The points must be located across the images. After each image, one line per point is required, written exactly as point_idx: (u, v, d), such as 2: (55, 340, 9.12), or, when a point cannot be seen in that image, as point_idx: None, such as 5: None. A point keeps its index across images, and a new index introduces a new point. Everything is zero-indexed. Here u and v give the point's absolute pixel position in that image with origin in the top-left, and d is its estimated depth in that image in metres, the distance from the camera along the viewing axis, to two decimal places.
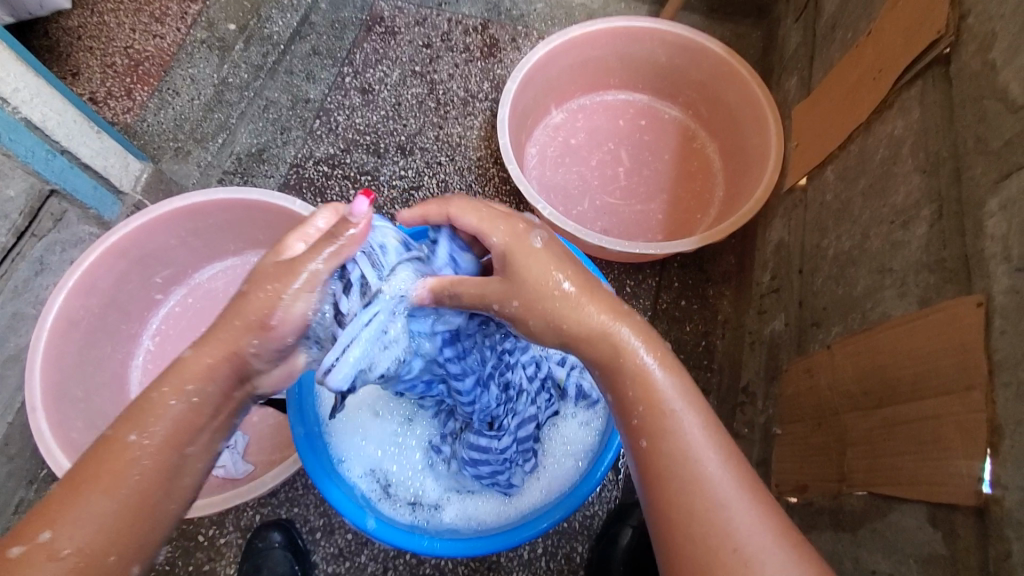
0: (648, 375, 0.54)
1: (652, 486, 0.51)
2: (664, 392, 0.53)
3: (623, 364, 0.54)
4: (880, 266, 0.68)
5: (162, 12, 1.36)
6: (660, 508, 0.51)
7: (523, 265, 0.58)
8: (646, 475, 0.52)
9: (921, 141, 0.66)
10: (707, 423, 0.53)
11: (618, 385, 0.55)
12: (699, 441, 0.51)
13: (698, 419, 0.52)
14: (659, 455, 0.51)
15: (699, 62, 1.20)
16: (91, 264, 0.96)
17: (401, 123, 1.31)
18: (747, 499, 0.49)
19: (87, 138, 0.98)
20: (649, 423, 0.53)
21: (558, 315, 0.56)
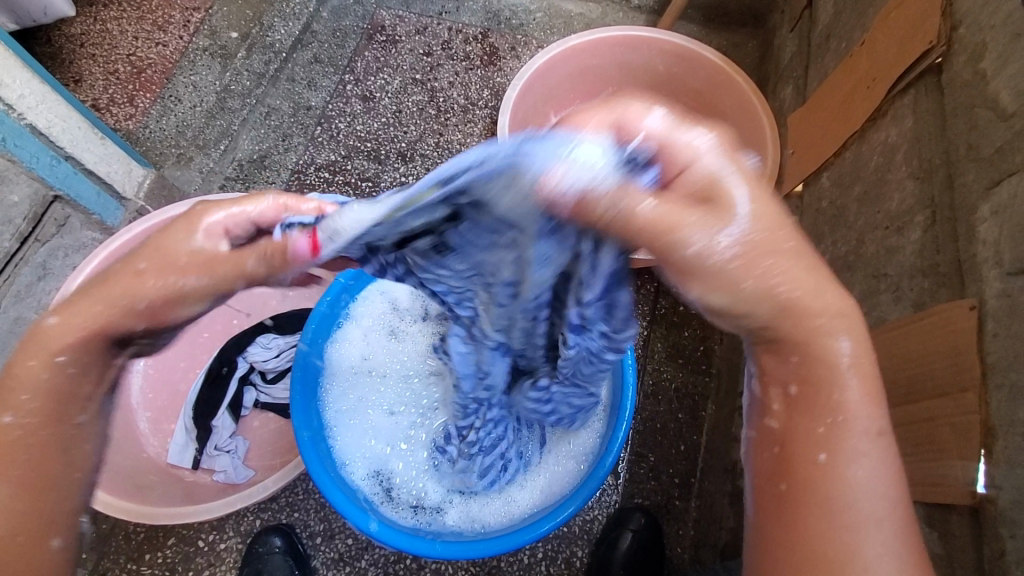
0: (846, 383, 0.44)
1: (804, 511, 0.43)
2: (858, 413, 0.44)
3: (829, 367, 0.44)
4: (876, 271, 0.69)
5: (165, 20, 1.38)
6: (791, 533, 0.44)
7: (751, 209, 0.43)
8: (799, 497, 0.44)
9: (914, 148, 0.68)
10: (889, 456, 0.43)
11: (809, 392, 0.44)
12: (873, 474, 0.43)
13: (890, 454, 0.44)
14: (832, 479, 0.43)
15: (696, 71, 1.21)
16: (94, 269, 0.96)
17: (402, 130, 1.32)
18: (902, 542, 0.42)
19: (91, 144, 0.99)
20: (834, 443, 0.43)
21: (782, 277, 0.42)
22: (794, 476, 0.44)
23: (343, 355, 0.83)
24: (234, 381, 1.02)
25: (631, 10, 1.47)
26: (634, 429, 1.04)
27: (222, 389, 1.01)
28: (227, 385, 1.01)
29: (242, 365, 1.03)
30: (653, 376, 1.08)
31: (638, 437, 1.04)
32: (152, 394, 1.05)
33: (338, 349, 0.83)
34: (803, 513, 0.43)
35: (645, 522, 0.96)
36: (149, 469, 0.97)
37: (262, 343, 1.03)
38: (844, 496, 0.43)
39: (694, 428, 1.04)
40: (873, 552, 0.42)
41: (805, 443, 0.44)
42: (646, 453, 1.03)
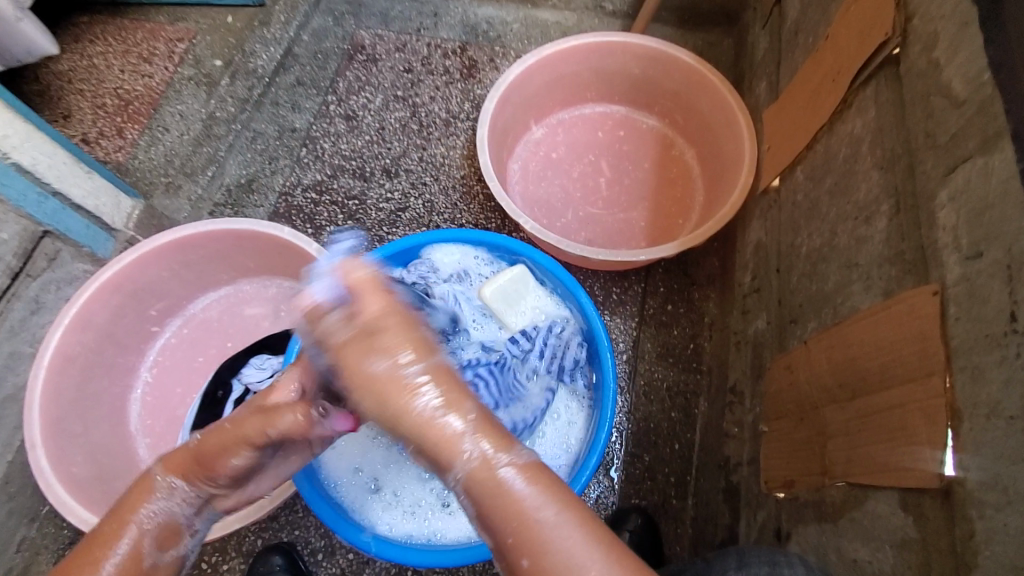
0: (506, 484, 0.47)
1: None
2: (530, 501, 0.46)
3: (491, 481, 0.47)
4: (848, 261, 0.70)
5: (150, 52, 1.41)
6: None
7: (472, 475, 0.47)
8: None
9: (878, 138, 0.69)
10: (580, 519, 0.47)
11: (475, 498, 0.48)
12: (570, 542, 0.45)
13: (573, 523, 0.46)
14: (541, 570, 0.44)
15: (671, 73, 1.23)
16: (87, 298, 0.98)
17: (386, 146, 1.34)
18: (609, 571, 0.45)
19: (77, 179, 1.00)
20: (522, 541, 0.45)
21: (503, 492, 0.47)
22: (524, 562, 0.45)
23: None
24: (229, 404, 1.03)
25: (606, 16, 1.48)
26: (627, 430, 1.04)
27: (217, 411, 1.02)
28: (223, 407, 1.03)
29: (237, 387, 1.04)
30: (645, 376, 1.08)
31: (632, 438, 1.04)
32: (151, 421, 1.06)
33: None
34: (501, 538, 0.46)
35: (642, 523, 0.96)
36: None
37: (257, 364, 1.05)
38: (526, 526, 0.45)
39: (688, 426, 1.04)
40: None
41: (509, 545, 0.46)
42: (642, 453, 1.03)
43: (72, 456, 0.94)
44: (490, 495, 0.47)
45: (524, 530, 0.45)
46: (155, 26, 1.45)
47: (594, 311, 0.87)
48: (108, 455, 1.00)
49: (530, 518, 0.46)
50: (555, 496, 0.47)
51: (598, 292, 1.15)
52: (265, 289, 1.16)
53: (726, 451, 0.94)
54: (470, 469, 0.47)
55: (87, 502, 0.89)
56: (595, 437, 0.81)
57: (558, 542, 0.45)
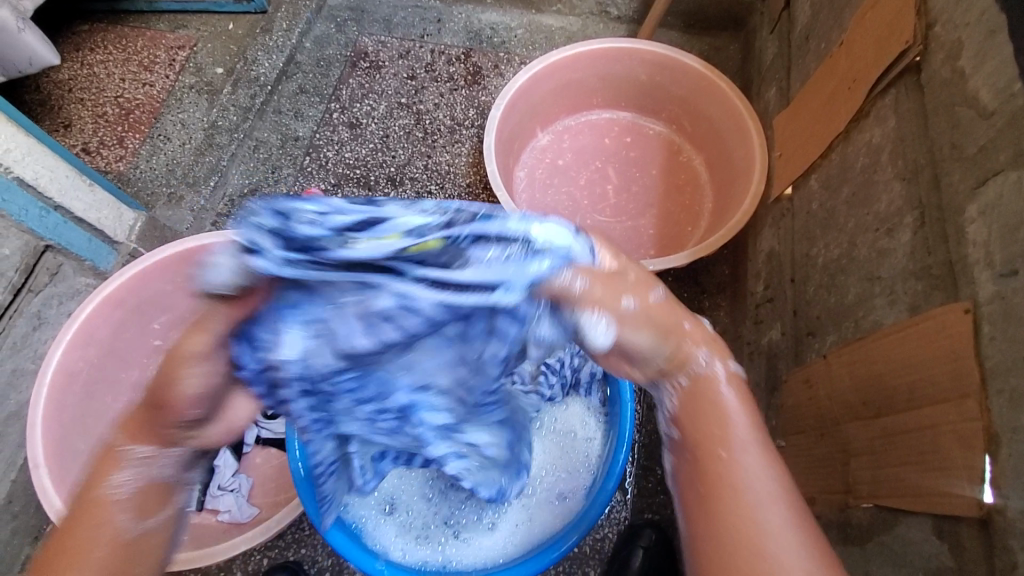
0: (721, 399, 0.60)
1: (704, 486, 0.55)
2: (734, 413, 0.59)
3: (712, 403, 0.59)
4: (869, 274, 0.68)
5: (150, 60, 1.40)
6: (698, 503, 0.55)
7: (702, 387, 0.60)
8: (703, 475, 0.56)
9: (899, 148, 0.67)
10: (768, 452, 0.55)
11: (693, 425, 0.59)
12: (750, 455, 0.55)
13: (763, 450, 0.55)
14: (721, 462, 0.55)
15: (679, 79, 1.22)
16: (89, 314, 0.96)
17: (390, 154, 1.32)
18: (787, 498, 0.52)
19: (79, 192, 0.99)
20: (717, 438, 0.57)
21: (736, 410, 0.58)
22: (706, 475, 0.55)
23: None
24: None
25: (611, 21, 1.47)
26: (639, 442, 1.03)
27: None
28: None
29: None
30: None
31: (644, 450, 1.02)
32: None
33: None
34: (693, 452, 0.58)
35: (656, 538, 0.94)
36: None
37: None
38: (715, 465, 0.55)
39: None
40: (772, 524, 0.51)
41: (709, 442, 0.57)
42: (655, 466, 1.01)
43: (76, 475, 0.92)
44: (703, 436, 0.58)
45: (710, 446, 0.57)
46: (156, 34, 1.44)
47: None
48: None
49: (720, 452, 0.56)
50: (751, 414, 0.59)
51: None
52: None
53: None
54: (685, 390, 0.61)
55: None
56: (612, 459, 0.80)
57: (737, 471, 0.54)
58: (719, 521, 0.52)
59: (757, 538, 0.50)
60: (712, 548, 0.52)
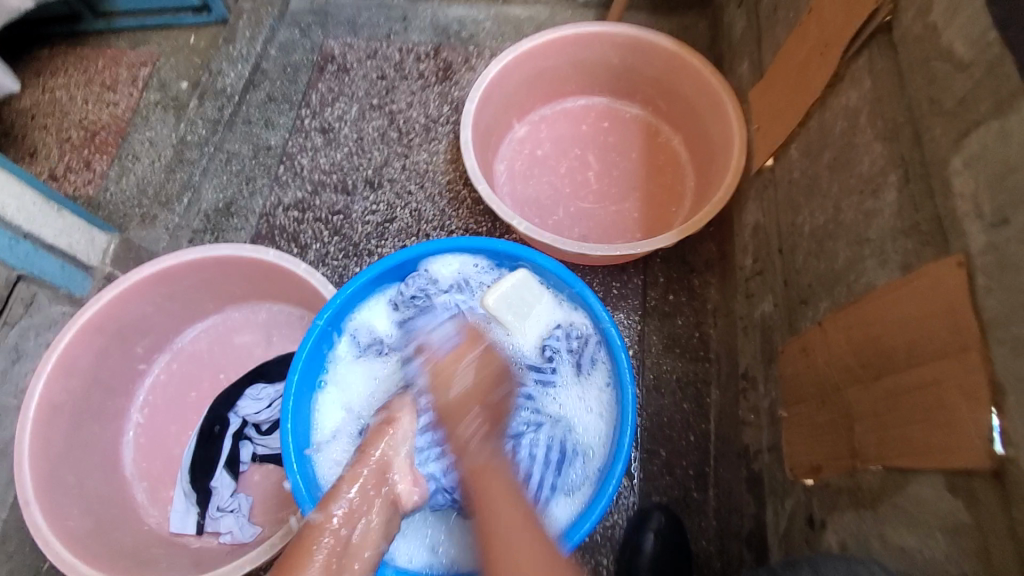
0: (886, 304, 0.60)
1: (914, 388, 0.56)
2: (888, 316, 0.59)
3: (886, 302, 0.60)
4: (858, 237, 0.68)
5: (113, 80, 1.36)
6: (913, 401, 0.56)
7: (881, 297, 0.61)
8: (907, 377, 0.57)
9: (877, 109, 0.67)
10: (910, 347, 0.56)
11: (884, 328, 0.60)
12: (917, 352, 0.55)
13: (913, 348, 0.56)
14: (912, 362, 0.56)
15: (651, 59, 1.22)
16: (68, 343, 0.93)
17: (366, 157, 1.30)
18: (935, 391, 0.53)
19: (48, 218, 0.95)
20: (901, 344, 0.58)
21: (889, 312, 0.59)
22: (910, 376, 0.56)
23: (329, 409, 0.87)
24: (228, 438, 1.00)
25: (579, 7, 1.46)
26: (641, 426, 1.02)
27: (216, 447, 0.98)
28: (221, 443, 0.99)
29: (234, 421, 1.01)
30: (653, 370, 1.06)
31: (646, 434, 1.02)
32: (147, 463, 1.01)
33: (322, 399, 0.87)
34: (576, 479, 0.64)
35: (666, 519, 0.94)
36: (153, 542, 0.95)
37: (252, 395, 1.02)
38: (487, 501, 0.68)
39: (701, 417, 1.02)
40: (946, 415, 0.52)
41: (896, 349, 0.58)
42: (658, 449, 1.01)
43: (68, 510, 0.89)
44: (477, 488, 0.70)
45: (901, 349, 0.58)
46: (116, 53, 1.40)
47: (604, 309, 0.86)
48: (107, 504, 0.95)
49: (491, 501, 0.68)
50: (889, 318, 0.59)
51: (597, 288, 1.13)
52: (255, 315, 1.12)
53: (744, 439, 0.92)
54: (879, 298, 0.62)
55: (88, 556, 0.85)
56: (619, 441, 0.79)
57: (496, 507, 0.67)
58: (930, 418, 0.53)
59: (949, 427, 0.51)
60: (929, 443, 0.53)
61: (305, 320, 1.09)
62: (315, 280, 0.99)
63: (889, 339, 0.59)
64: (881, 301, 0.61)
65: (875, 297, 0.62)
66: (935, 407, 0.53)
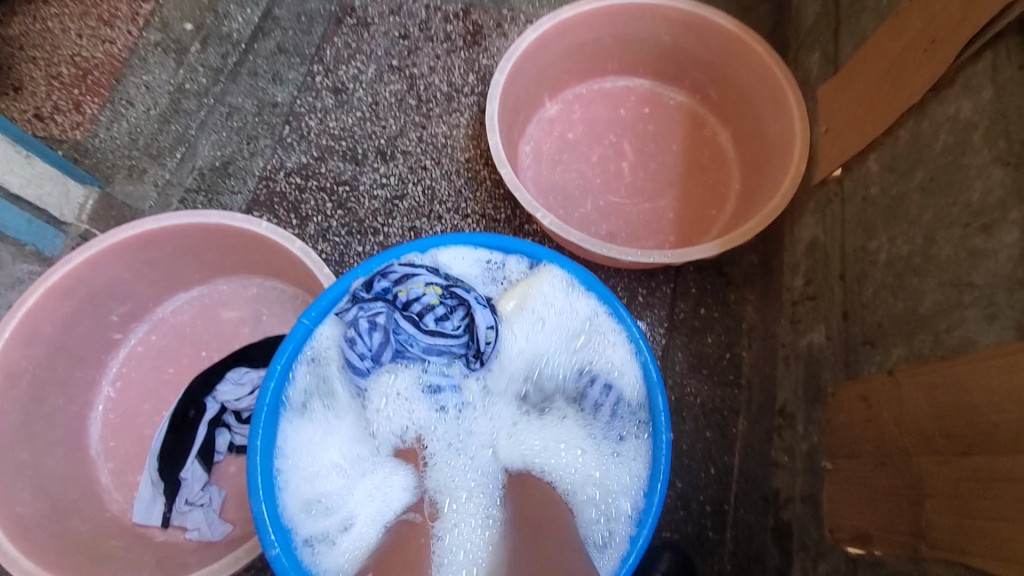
0: (988, 369, 0.50)
1: (1016, 480, 0.47)
2: (992, 385, 0.49)
3: (989, 366, 0.50)
4: (955, 279, 0.56)
5: (111, 14, 1.23)
6: (1013, 494, 0.47)
7: (982, 359, 0.51)
8: (1009, 465, 0.47)
9: (1000, 126, 0.55)
10: (1020, 429, 0.47)
11: (982, 399, 0.50)
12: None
13: (1022, 432, 0.46)
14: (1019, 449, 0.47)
15: (707, 41, 1.08)
16: (31, 306, 0.84)
17: (380, 124, 1.18)
18: None
19: (12, 164, 0.85)
20: (1005, 425, 0.48)
21: (993, 382, 0.49)
22: (1014, 466, 0.47)
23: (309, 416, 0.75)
24: (203, 424, 0.89)
25: None
26: None
27: (189, 433, 0.88)
28: (196, 429, 0.89)
29: (211, 406, 0.90)
30: (675, 390, 0.96)
31: None
32: (115, 442, 0.93)
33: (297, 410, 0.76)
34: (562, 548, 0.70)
35: (676, 560, 0.85)
36: (114, 531, 0.86)
37: (234, 379, 0.92)
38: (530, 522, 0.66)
39: (725, 448, 0.92)
40: None
41: (997, 429, 0.48)
42: (673, 480, 0.91)
43: (19, 492, 0.80)
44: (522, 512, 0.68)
45: (1005, 429, 0.48)
46: None
47: (642, 338, 0.76)
48: (66, 486, 0.86)
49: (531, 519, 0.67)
50: (996, 388, 0.49)
51: (622, 294, 1.02)
52: (245, 290, 1.02)
53: (772, 482, 0.83)
54: (978, 360, 0.51)
55: (37, 547, 0.77)
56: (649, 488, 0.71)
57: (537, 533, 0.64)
58: None
59: None
60: None
61: (298, 301, 0.99)
62: (311, 261, 0.89)
63: (986, 413, 0.50)
64: (982, 366, 0.50)
65: (973, 358, 0.52)
66: None
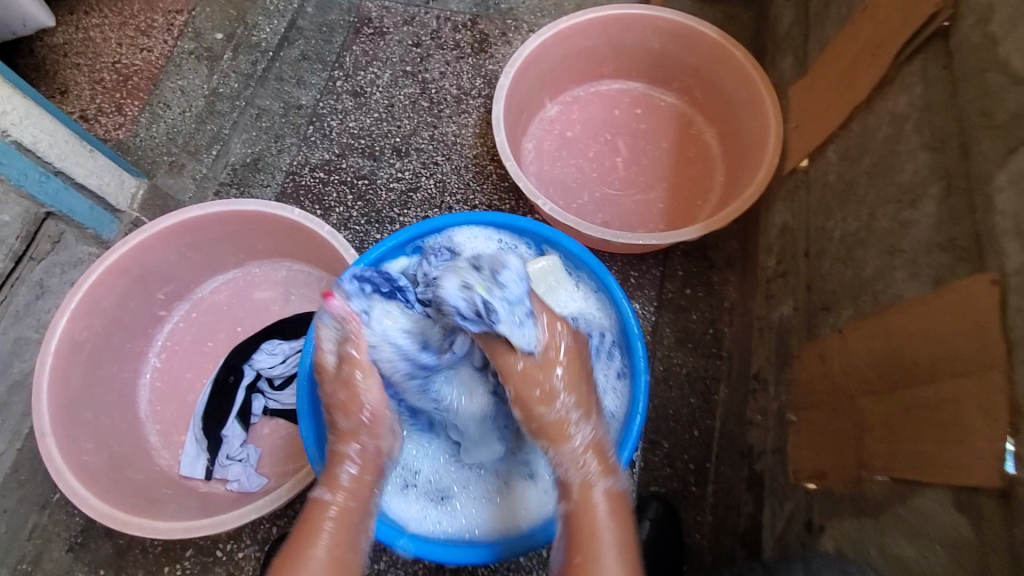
0: (913, 315, 0.59)
1: (929, 402, 0.55)
2: (914, 328, 0.58)
3: (914, 312, 0.59)
4: (890, 247, 0.67)
5: (148, 25, 1.36)
6: (927, 415, 0.55)
7: (909, 307, 0.60)
8: (925, 392, 0.56)
9: (925, 117, 0.66)
10: (933, 360, 0.55)
11: (907, 340, 0.59)
12: (941, 367, 0.54)
13: (934, 362, 0.55)
14: (933, 378, 0.55)
15: (692, 47, 1.19)
16: (92, 284, 0.95)
17: (395, 124, 1.30)
18: (950, 408, 0.52)
19: (80, 157, 0.97)
20: (923, 359, 0.57)
21: (915, 325, 0.58)
22: (928, 393, 0.55)
23: None
24: (241, 390, 1.02)
25: None
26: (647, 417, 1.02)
27: (228, 398, 1.01)
28: (235, 394, 1.01)
29: (248, 373, 1.02)
30: (664, 361, 1.06)
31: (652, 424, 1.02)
32: (161, 406, 1.04)
33: None
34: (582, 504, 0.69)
35: (663, 511, 0.95)
36: (162, 482, 0.97)
37: (269, 349, 1.03)
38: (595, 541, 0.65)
39: (708, 413, 1.02)
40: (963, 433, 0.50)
41: (915, 365, 0.58)
42: (661, 440, 1.01)
43: (83, 444, 0.91)
44: (579, 524, 0.68)
45: (924, 361, 0.56)
46: None
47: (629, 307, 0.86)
48: (120, 442, 0.97)
49: (597, 533, 0.66)
50: (916, 330, 0.58)
51: (615, 276, 1.12)
52: (275, 273, 1.13)
53: (749, 439, 0.93)
54: (907, 309, 0.60)
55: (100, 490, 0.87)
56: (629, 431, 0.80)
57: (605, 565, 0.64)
58: (942, 432, 0.52)
59: (961, 447, 0.50)
60: (935, 459, 0.52)
61: (324, 282, 1.10)
62: (338, 244, 1.00)
63: (910, 351, 0.59)
64: (909, 314, 0.60)
65: (903, 308, 0.61)
66: (951, 424, 0.52)
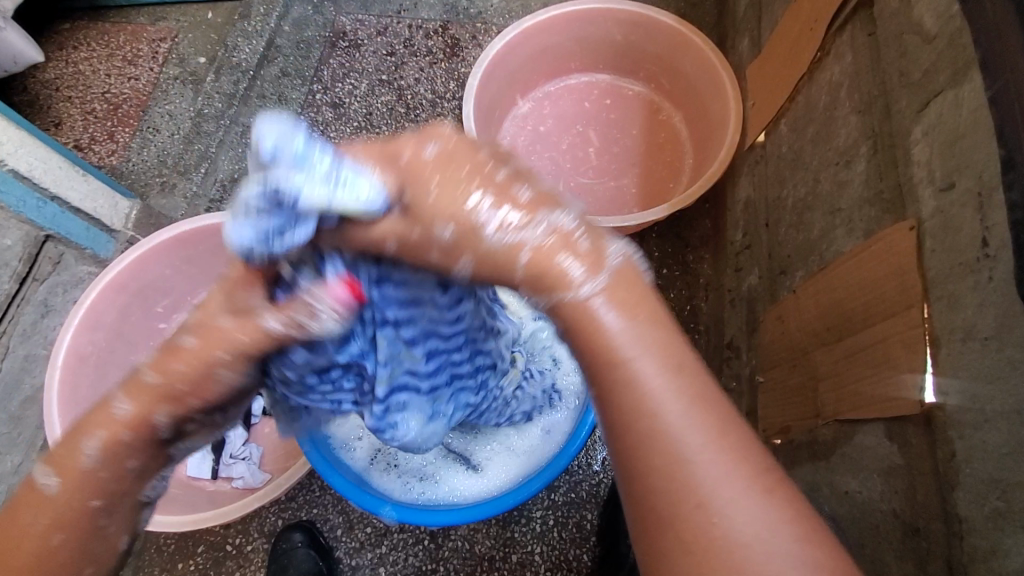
0: (849, 267, 0.63)
1: (864, 345, 0.59)
2: (850, 278, 0.62)
3: (850, 263, 0.63)
4: (831, 207, 0.70)
5: (134, 55, 1.42)
6: (863, 358, 0.59)
7: (846, 260, 0.64)
8: (862, 337, 0.60)
9: (855, 83, 0.69)
10: (865, 306, 0.59)
11: (846, 291, 0.63)
12: (872, 312, 0.58)
13: (866, 307, 0.59)
14: (866, 322, 0.59)
15: (653, 36, 1.23)
16: (93, 300, 1.00)
17: (374, 131, 1.35)
18: (879, 348, 0.56)
19: (74, 182, 1.02)
20: (858, 305, 0.61)
21: (851, 276, 0.62)
22: (863, 337, 0.59)
23: None
24: None
25: None
26: None
27: None
28: None
29: None
30: None
31: None
32: None
33: None
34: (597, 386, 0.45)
35: None
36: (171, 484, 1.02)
37: None
38: (607, 338, 0.44)
39: None
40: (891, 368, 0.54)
41: (853, 312, 0.62)
42: None
43: None
44: (583, 339, 0.44)
45: (858, 308, 0.60)
46: (137, 28, 1.46)
47: None
48: None
49: (611, 344, 0.43)
50: (852, 280, 0.62)
51: None
52: None
53: None
54: (844, 262, 0.64)
55: None
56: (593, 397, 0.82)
57: (644, 381, 0.42)
58: (874, 371, 0.56)
59: (888, 381, 0.54)
60: (871, 396, 0.56)
61: None
62: None
63: (848, 301, 0.63)
64: (846, 266, 0.64)
65: (842, 262, 0.65)
66: (881, 361, 0.56)
